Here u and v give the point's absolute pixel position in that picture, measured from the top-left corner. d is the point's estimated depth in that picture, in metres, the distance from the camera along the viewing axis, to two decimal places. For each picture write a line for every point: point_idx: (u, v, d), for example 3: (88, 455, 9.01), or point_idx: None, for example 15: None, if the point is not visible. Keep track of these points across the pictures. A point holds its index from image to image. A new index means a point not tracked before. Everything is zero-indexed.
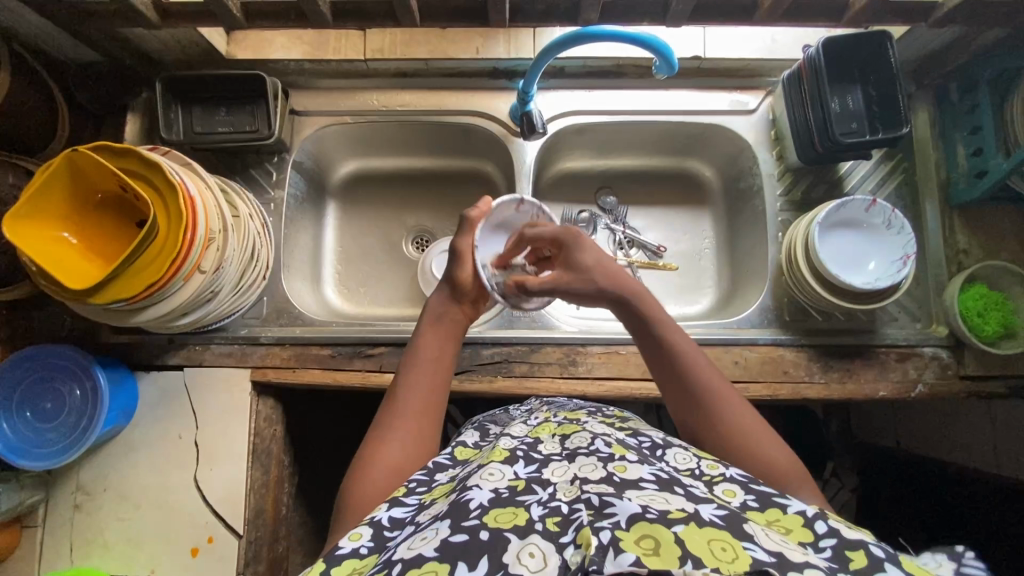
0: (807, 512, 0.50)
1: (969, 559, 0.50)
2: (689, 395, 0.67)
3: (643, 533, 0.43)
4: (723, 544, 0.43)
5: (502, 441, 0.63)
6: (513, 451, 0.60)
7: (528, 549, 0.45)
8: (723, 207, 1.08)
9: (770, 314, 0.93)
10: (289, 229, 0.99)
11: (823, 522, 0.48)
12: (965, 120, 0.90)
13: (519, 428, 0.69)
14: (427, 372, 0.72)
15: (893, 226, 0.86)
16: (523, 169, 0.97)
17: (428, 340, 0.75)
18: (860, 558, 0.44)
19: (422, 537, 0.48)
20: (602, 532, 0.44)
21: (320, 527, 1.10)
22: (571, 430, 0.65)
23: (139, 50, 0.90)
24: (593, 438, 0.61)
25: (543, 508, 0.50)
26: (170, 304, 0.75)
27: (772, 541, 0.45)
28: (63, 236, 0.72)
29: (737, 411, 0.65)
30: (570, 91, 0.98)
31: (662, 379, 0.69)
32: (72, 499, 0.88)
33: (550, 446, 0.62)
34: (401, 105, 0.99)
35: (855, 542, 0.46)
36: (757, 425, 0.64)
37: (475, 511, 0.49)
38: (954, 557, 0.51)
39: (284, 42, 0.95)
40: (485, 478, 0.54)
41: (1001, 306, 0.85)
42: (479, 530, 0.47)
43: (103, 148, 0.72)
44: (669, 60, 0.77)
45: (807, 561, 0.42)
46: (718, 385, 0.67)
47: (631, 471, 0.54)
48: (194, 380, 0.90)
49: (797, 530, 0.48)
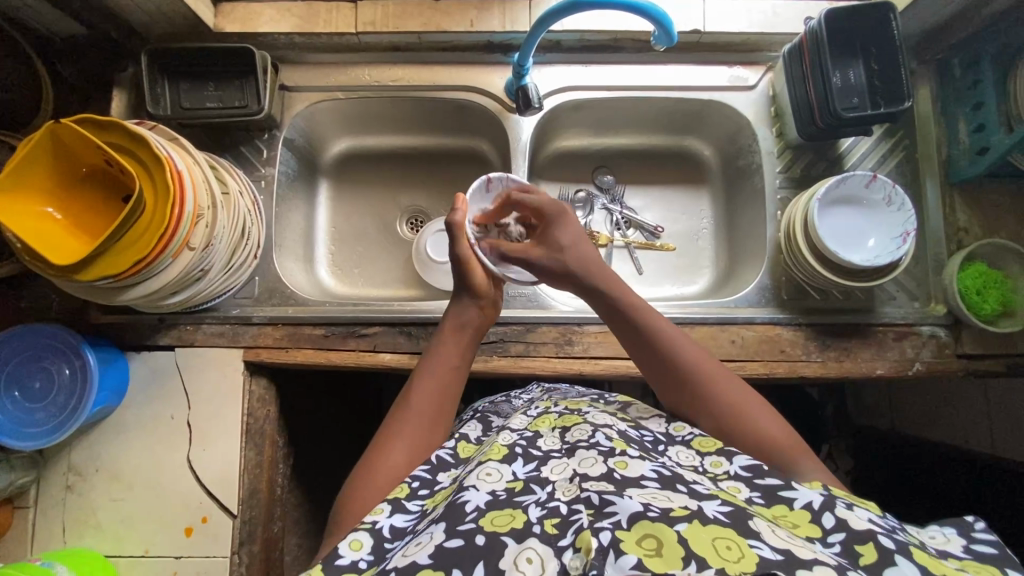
0: (814, 505, 0.50)
1: (980, 531, 0.50)
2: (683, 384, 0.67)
3: (645, 533, 0.43)
4: (729, 542, 0.42)
5: (502, 436, 0.62)
6: (512, 448, 0.59)
7: (526, 554, 0.45)
8: (722, 186, 1.06)
9: (768, 293, 0.91)
10: (281, 208, 0.97)
11: (831, 516, 0.48)
12: (966, 96, 0.89)
13: (520, 420, 0.68)
14: (439, 378, 0.71)
15: (894, 203, 0.85)
16: (518, 146, 0.96)
17: (446, 346, 0.74)
18: (871, 552, 0.45)
19: (416, 544, 0.48)
20: (603, 533, 0.43)
21: (315, 509, 1.10)
22: (573, 422, 0.63)
23: (124, 22, 0.88)
24: (593, 431, 0.60)
25: (541, 509, 0.49)
26: (157, 283, 0.73)
27: (779, 538, 0.44)
28: (47, 211, 0.70)
29: (726, 385, 0.66)
30: (567, 65, 0.96)
31: (653, 367, 0.69)
32: (64, 480, 0.87)
33: (551, 440, 0.61)
34: (393, 79, 0.97)
35: (865, 534, 0.46)
36: (745, 398, 0.65)
37: (471, 514, 0.49)
38: (963, 532, 0.51)
39: (274, 14, 0.93)
40: (482, 479, 0.54)
41: (1000, 284, 0.85)
42: (474, 534, 0.47)
43: (86, 120, 0.70)
44: (667, 31, 0.75)
45: (815, 558, 0.42)
46: (703, 366, 0.67)
47: (632, 468, 0.53)
48: (185, 360, 0.89)
49: (805, 525, 0.48)
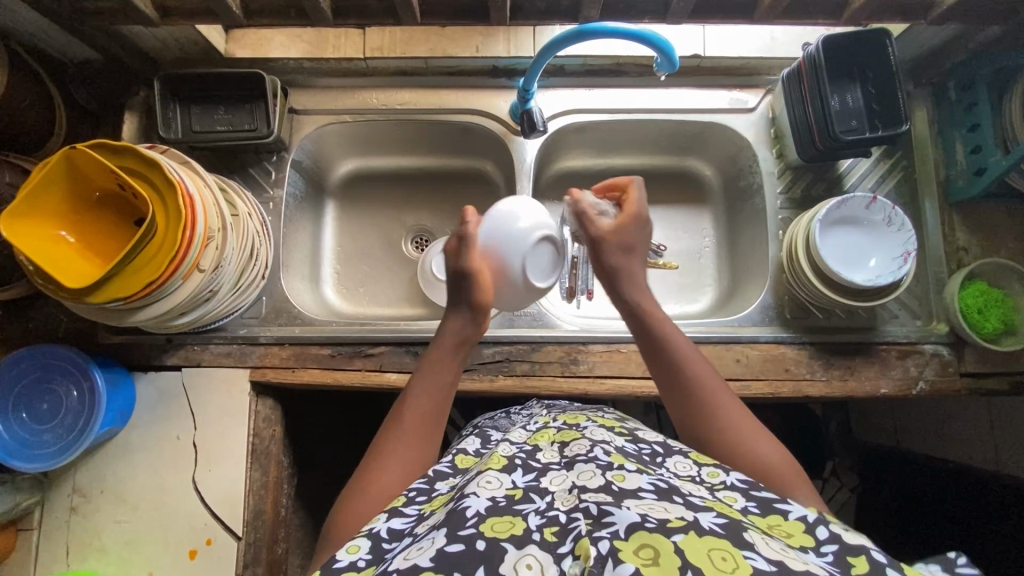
0: (808, 518, 0.50)
1: (963, 566, 0.51)
2: (691, 399, 0.67)
3: (641, 543, 0.43)
4: (724, 553, 0.42)
5: (501, 448, 0.64)
6: (511, 459, 0.60)
7: (525, 560, 0.45)
8: (723, 205, 1.08)
9: (771, 312, 0.92)
10: (289, 228, 0.98)
11: (825, 529, 0.49)
12: (962, 118, 0.91)
13: (519, 433, 0.69)
14: (432, 392, 0.70)
15: (894, 223, 0.86)
16: (523, 168, 0.97)
17: (436, 360, 0.73)
18: (862, 563, 0.45)
19: (417, 548, 0.48)
20: (601, 543, 0.44)
21: (319, 531, 1.09)
22: (571, 438, 0.64)
23: (138, 47, 0.90)
24: (591, 445, 0.60)
25: (541, 517, 0.50)
26: (168, 304, 0.74)
27: (772, 550, 0.44)
28: (61, 235, 0.71)
29: (733, 411, 0.66)
30: (570, 89, 0.98)
31: (665, 382, 0.70)
32: (68, 502, 0.87)
33: (550, 454, 0.62)
34: (400, 103, 0.99)
35: (857, 547, 0.46)
36: (752, 427, 0.65)
37: (472, 518, 0.49)
38: (948, 568, 0.51)
39: (284, 40, 0.95)
40: (483, 486, 0.54)
41: (1002, 304, 0.85)
42: (475, 539, 0.47)
43: (99, 145, 0.71)
44: (669, 57, 0.77)
45: (808, 571, 0.42)
46: (713, 386, 0.67)
47: (630, 481, 0.53)
48: (192, 380, 0.90)
49: (799, 535, 0.49)
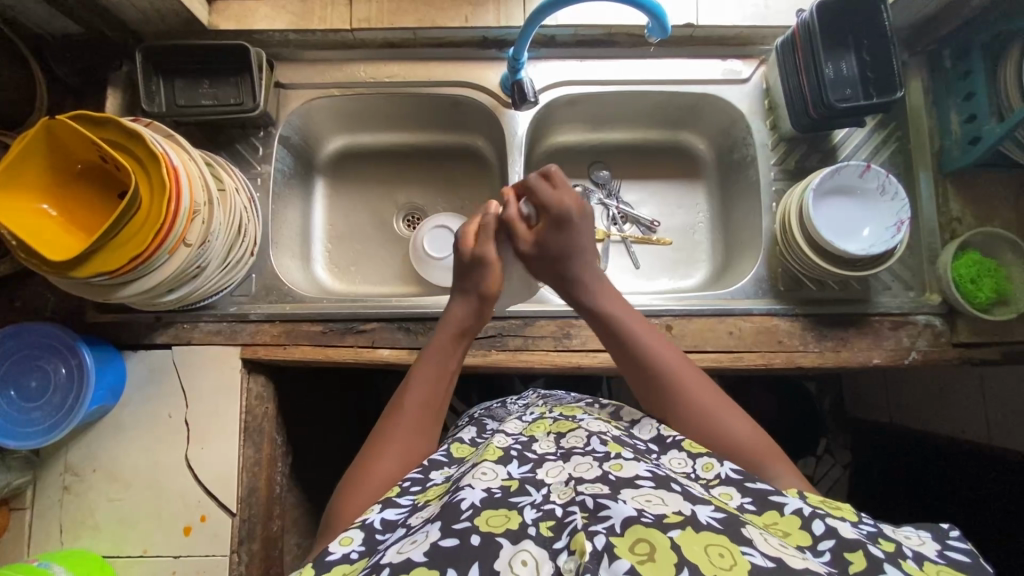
0: (804, 511, 0.50)
1: (953, 539, 0.51)
2: (656, 382, 0.68)
3: (638, 538, 0.43)
4: (722, 549, 0.43)
5: (497, 439, 0.63)
6: (507, 450, 0.60)
7: (520, 555, 0.45)
8: (717, 180, 1.07)
9: (765, 284, 0.92)
10: (278, 205, 0.97)
11: (821, 522, 0.49)
12: (958, 87, 0.89)
13: (515, 424, 0.69)
14: (433, 378, 0.71)
15: (887, 191, 0.86)
16: (513, 141, 0.96)
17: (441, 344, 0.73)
18: (860, 560, 0.45)
19: (411, 541, 0.48)
20: (597, 537, 0.44)
21: (314, 508, 1.10)
22: (567, 428, 0.64)
23: (117, 18, 0.88)
24: (588, 437, 0.60)
25: (536, 511, 0.49)
26: (152, 279, 0.73)
27: (771, 546, 0.44)
28: (42, 208, 0.70)
29: (697, 389, 0.66)
30: (561, 60, 0.97)
31: (631, 369, 0.70)
32: (61, 481, 0.86)
33: (546, 445, 0.62)
34: (389, 76, 0.97)
35: (853, 542, 0.47)
36: (721, 406, 0.66)
37: (466, 512, 0.49)
38: (938, 537, 0.52)
39: (268, 12, 0.93)
40: (477, 478, 0.54)
41: (993, 272, 0.85)
42: (469, 534, 0.47)
43: (79, 114, 0.69)
44: (661, 22, 0.76)
45: (807, 568, 0.42)
46: (678, 369, 0.68)
47: (627, 469, 0.53)
48: (183, 358, 0.89)
49: (796, 533, 0.49)
